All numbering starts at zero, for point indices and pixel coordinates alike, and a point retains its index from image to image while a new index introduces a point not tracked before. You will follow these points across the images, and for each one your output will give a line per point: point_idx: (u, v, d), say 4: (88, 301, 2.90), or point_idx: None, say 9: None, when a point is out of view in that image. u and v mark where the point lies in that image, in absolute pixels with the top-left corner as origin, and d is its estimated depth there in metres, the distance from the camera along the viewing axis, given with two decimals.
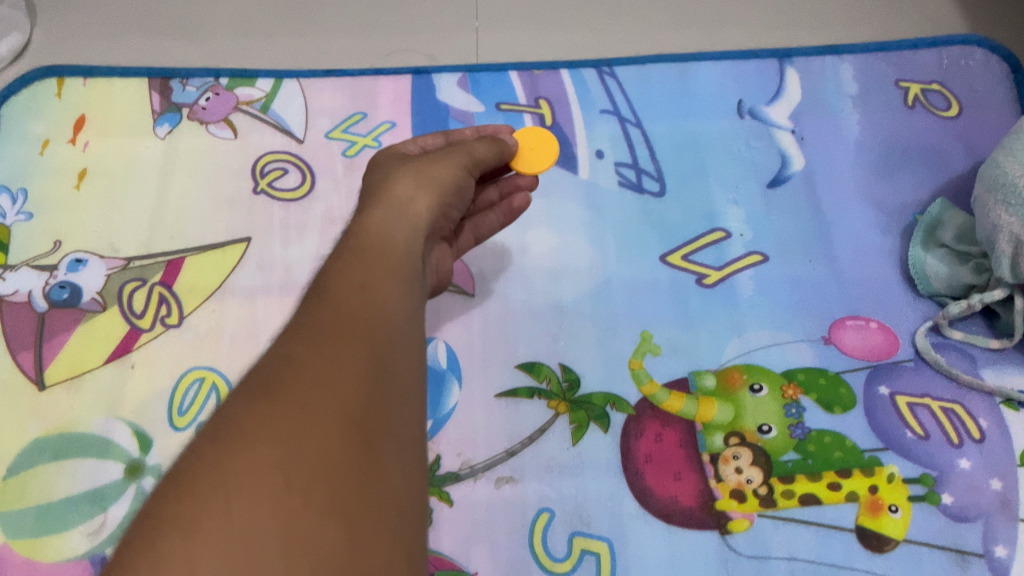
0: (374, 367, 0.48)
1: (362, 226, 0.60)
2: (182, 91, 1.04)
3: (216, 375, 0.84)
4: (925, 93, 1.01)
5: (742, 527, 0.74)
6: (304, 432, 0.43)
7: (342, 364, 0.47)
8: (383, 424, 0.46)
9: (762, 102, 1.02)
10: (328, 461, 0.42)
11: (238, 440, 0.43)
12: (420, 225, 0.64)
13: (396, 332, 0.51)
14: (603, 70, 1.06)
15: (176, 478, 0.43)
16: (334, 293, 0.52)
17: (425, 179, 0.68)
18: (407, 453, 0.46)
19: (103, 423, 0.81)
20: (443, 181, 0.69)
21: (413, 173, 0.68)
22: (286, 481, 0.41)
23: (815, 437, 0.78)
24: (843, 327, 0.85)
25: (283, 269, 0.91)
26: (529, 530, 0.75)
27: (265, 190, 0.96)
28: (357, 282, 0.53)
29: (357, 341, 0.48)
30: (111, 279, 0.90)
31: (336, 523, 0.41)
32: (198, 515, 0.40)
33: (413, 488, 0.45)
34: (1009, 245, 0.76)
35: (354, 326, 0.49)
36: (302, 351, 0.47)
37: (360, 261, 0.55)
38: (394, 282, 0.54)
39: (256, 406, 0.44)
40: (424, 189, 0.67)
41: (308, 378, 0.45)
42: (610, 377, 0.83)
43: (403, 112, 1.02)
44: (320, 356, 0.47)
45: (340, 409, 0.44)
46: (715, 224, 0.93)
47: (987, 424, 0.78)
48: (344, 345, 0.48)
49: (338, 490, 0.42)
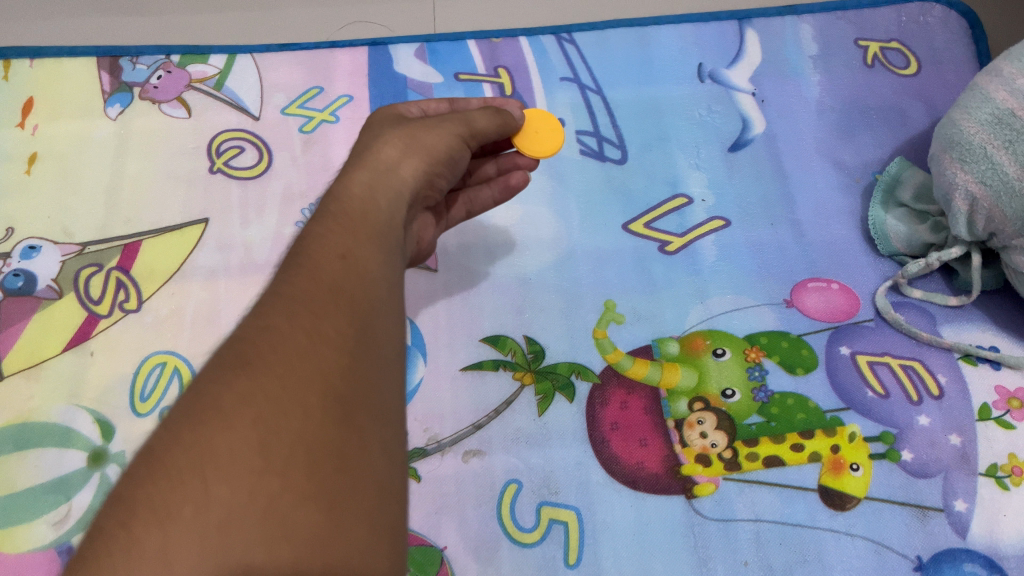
0: (355, 337, 0.47)
1: (345, 188, 0.58)
2: (132, 70, 1.02)
3: (177, 359, 0.83)
4: (884, 52, 1.01)
5: (708, 491, 0.75)
6: (284, 409, 0.42)
7: (321, 337, 0.46)
8: (364, 399, 0.45)
9: (723, 65, 1.01)
10: (309, 439, 0.41)
11: (215, 417, 0.41)
12: (404, 191, 0.62)
13: (378, 301, 0.50)
14: (562, 36, 1.04)
15: (148, 455, 0.41)
16: (314, 263, 0.50)
17: (415, 144, 0.65)
18: (391, 427, 0.45)
19: (64, 412, 0.81)
20: (434, 148, 0.66)
21: (402, 137, 0.65)
22: (265, 461, 0.40)
23: (778, 400, 0.79)
24: (805, 290, 0.85)
25: (243, 248, 0.90)
26: (497, 502, 0.75)
27: (222, 169, 0.95)
28: (338, 251, 0.51)
29: (337, 314, 0.47)
30: (66, 266, 0.89)
31: (316, 504, 0.40)
32: (172, 499, 0.39)
33: (396, 464, 0.45)
34: (964, 203, 0.77)
35: (335, 296, 0.48)
36: (281, 324, 0.46)
37: (341, 228, 0.53)
38: (375, 250, 0.53)
39: (232, 382, 0.43)
40: (412, 154, 0.64)
41: (287, 352, 0.44)
42: (575, 346, 0.83)
43: (360, 85, 1.01)
44: (299, 328, 0.46)
45: (320, 383, 0.43)
46: (678, 190, 0.93)
47: (946, 380, 0.79)
48: (324, 317, 0.47)
49: (318, 469, 0.41)
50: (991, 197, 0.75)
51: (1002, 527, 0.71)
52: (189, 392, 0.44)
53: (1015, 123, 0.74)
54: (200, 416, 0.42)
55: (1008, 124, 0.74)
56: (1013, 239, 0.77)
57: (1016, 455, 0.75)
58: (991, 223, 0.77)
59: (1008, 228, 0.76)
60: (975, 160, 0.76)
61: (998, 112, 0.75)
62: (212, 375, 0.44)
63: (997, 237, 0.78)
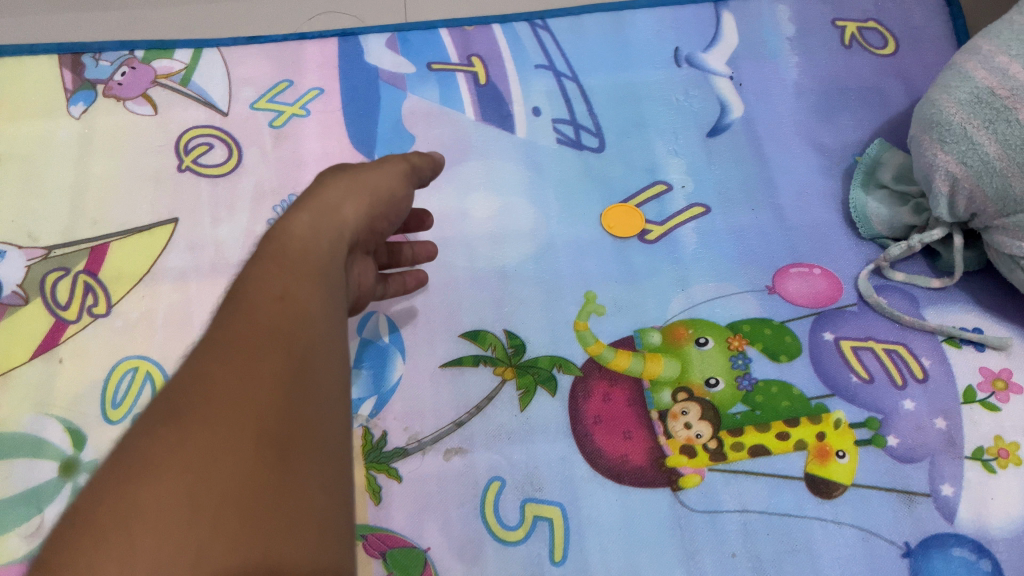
0: (293, 373, 0.44)
1: (283, 227, 0.54)
2: (95, 67, 0.99)
3: (149, 363, 0.81)
4: (862, 32, 1.00)
5: (693, 482, 0.74)
6: (214, 458, 0.41)
7: (254, 377, 0.44)
8: (300, 438, 0.42)
9: (699, 48, 1.00)
10: (240, 485, 0.40)
11: (142, 470, 0.41)
12: (345, 232, 0.58)
13: (319, 336, 0.47)
14: (536, 23, 1.02)
15: (79, 515, 0.41)
16: (251, 301, 0.48)
17: (358, 184, 0.62)
18: (332, 465, 0.43)
19: (34, 422, 0.78)
20: (378, 189, 0.63)
21: (344, 177, 0.62)
22: (193, 513, 0.39)
23: (762, 388, 0.78)
24: (788, 275, 0.84)
25: (214, 248, 0.88)
26: (480, 500, 0.74)
27: (191, 166, 0.92)
28: (277, 287, 0.49)
29: (271, 353, 0.45)
30: (32, 270, 0.86)
31: (245, 553, 0.38)
32: (97, 560, 0.38)
33: (338, 501, 0.42)
34: (945, 183, 0.76)
35: (270, 333, 0.46)
36: (213, 367, 0.44)
37: (281, 264, 0.51)
38: (317, 285, 0.50)
39: (161, 434, 0.42)
40: (354, 194, 0.61)
41: (217, 395, 0.43)
42: (556, 339, 0.81)
43: (330, 77, 0.98)
44: (231, 371, 0.44)
45: (251, 425, 0.42)
46: (657, 177, 0.91)
47: (930, 363, 0.78)
48: (257, 357, 0.44)
49: (249, 517, 0.39)
50: (971, 178, 0.74)
51: (990, 510, 0.71)
52: (123, 443, 0.43)
53: (995, 101, 0.73)
54: (127, 472, 0.41)
55: (988, 103, 0.73)
56: (994, 219, 0.76)
57: (1003, 437, 0.74)
58: (971, 204, 0.76)
59: (989, 209, 0.75)
60: (956, 140, 0.75)
61: (977, 91, 0.74)
62: (145, 426, 0.43)
63: (978, 218, 0.77)
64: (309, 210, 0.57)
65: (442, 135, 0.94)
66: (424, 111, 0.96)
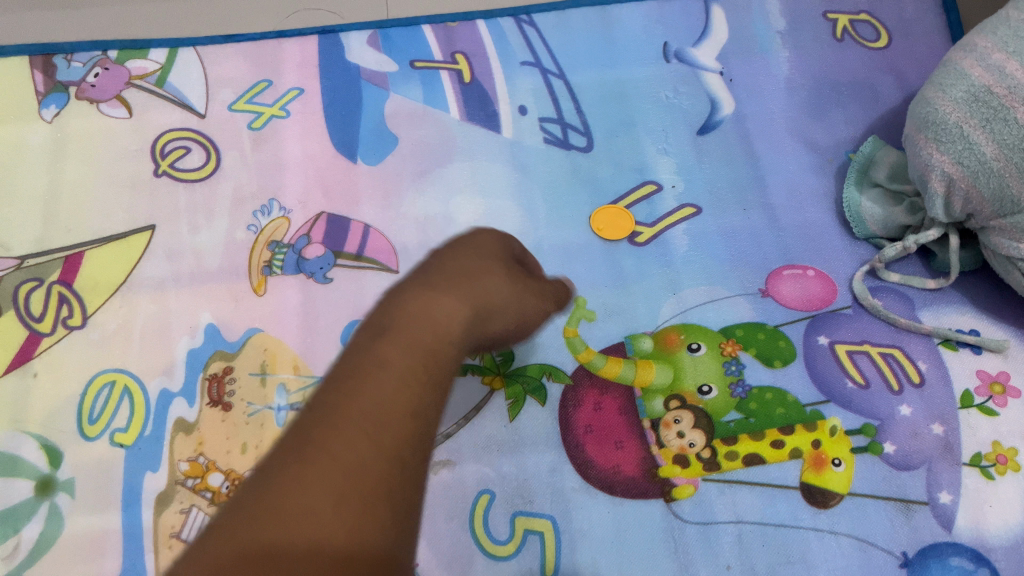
0: (391, 538, 0.42)
1: (378, 344, 0.49)
2: (67, 68, 0.96)
3: (127, 377, 0.79)
4: (854, 25, 0.98)
5: (687, 493, 0.72)
6: None
7: (358, 532, 0.41)
8: None
9: (689, 43, 0.98)
10: None
11: None
12: (451, 350, 0.52)
13: (413, 499, 0.45)
14: (522, 18, 1.00)
15: None
16: (361, 430, 0.44)
17: (471, 296, 0.55)
18: None
19: (8, 439, 0.76)
20: (481, 295, 0.56)
21: (454, 287, 0.55)
22: None
23: (755, 394, 0.76)
24: (781, 278, 0.82)
25: (193, 256, 0.85)
26: (470, 515, 0.72)
27: (167, 171, 0.90)
28: (391, 417, 0.45)
29: (376, 507, 0.42)
30: (4, 281, 0.84)
31: None
32: None
33: None
34: (941, 183, 0.74)
35: (378, 486, 0.43)
36: (318, 506, 0.41)
37: (396, 384, 0.47)
38: (423, 414, 0.48)
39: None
40: (460, 305, 0.54)
41: (319, 546, 0.39)
42: (545, 347, 0.79)
43: (311, 77, 0.96)
44: (338, 519, 0.41)
45: None
46: (646, 177, 0.89)
47: (926, 367, 0.77)
48: (365, 513, 0.42)
49: None
50: (968, 178, 0.72)
51: (988, 518, 0.70)
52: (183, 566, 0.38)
53: (992, 100, 0.71)
54: None
55: (985, 102, 0.72)
56: (991, 220, 0.74)
57: (1001, 442, 0.73)
58: (968, 204, 0.74)
59: (986, 209, 0.73)
60: (952, 139, 0.73)
61: (974, 90, 0.72)
62: (223, 556, 0.38)
63: (974, 218, 0.76)
64: (453, 287, 0.55)
65: (426, 136, 0.92)
66: (407, 111, 0.94)
